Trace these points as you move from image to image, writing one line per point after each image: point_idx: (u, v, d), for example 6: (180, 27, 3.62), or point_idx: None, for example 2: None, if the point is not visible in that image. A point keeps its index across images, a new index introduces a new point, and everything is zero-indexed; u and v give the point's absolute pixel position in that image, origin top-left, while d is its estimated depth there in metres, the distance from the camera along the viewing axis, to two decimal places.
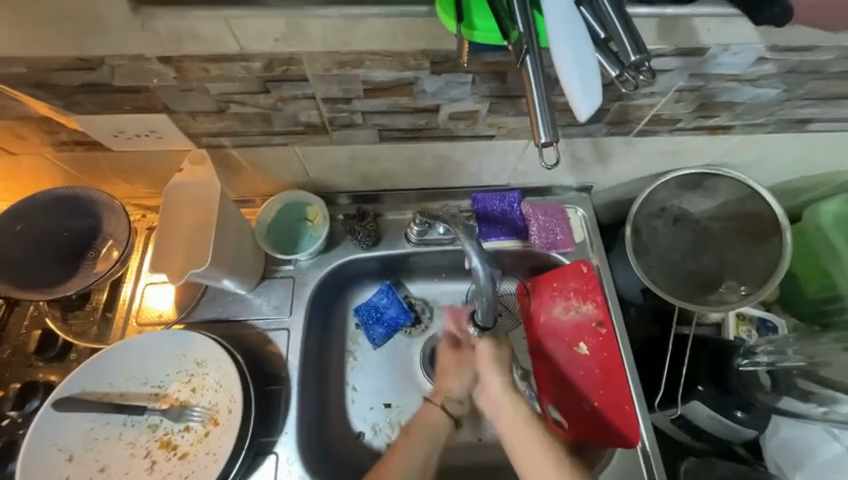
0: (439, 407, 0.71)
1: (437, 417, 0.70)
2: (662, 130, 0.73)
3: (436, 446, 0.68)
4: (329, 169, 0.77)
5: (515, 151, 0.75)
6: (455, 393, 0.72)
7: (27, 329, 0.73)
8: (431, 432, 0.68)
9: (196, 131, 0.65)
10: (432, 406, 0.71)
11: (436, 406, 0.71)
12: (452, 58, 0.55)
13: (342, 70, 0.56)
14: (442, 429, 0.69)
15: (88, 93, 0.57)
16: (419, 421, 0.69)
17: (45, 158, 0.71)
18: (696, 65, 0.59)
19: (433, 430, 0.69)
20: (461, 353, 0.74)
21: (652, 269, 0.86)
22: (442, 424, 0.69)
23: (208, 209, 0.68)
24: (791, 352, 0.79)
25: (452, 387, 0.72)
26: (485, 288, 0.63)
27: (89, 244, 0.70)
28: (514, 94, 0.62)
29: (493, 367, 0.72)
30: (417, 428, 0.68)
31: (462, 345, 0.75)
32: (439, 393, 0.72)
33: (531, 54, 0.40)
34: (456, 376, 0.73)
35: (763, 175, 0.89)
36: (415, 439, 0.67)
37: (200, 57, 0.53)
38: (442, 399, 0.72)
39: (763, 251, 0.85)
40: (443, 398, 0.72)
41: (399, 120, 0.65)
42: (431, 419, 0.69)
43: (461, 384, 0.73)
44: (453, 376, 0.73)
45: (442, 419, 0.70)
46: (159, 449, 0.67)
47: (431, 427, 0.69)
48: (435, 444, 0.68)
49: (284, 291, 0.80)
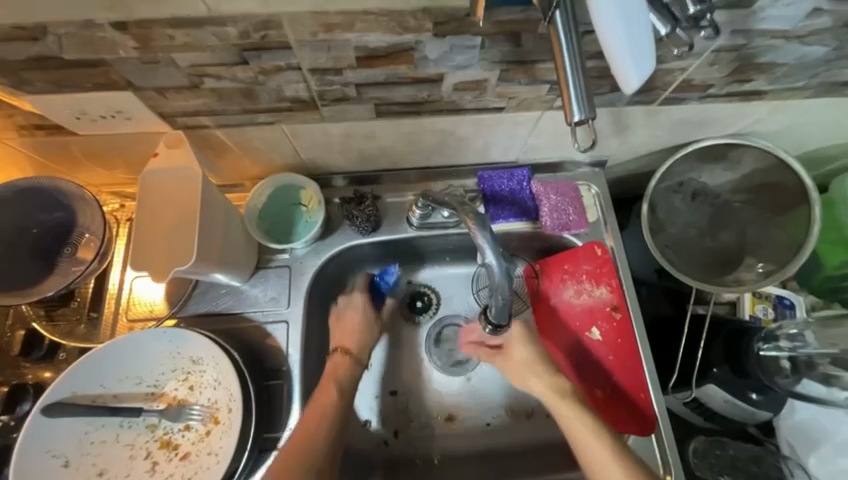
0: (349, 356, 0.73)
1: (348, 365, 0.72)
2: (691, 97, 0.65)
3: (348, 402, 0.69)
4: (322, 148, 0.70)
5: (526, 124, 0.68)
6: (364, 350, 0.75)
7: (10, 329, 0.69)
8: (346, 376, 0.71)
9: (170, 110, 0.58)
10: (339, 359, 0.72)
11: (345, 355, 0.73)
12: (460, 16, 0.47)
13: (331, 34, 0.48)
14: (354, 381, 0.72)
15: (38, 69, 0.49)
16: (334, 370, 0.71)
17: (5, 145, 0.64)
18: (740, 20, 0.51)
19: (347, 378, 0.71)
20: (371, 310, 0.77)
21: (670, 249, 0.81)
22: (351, 370, 0.72)
23: (191, 198, 0.62)
24: (811, 337, 0.76)
25: (362, 338, 0.75)
26: (501, 283, 0.57)
27: (64, 240, 0.64)
28: (530, 59, 0.54)
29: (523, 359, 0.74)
30: (330, 379, 0.70)
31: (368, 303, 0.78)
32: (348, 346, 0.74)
33: (561, 9, 0.35)
34: (367, 326, 0.76)
35: (794, 144, 0.82)
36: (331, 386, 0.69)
37: (161, 23, 0.45)
38: (353, 350, 0.74)
39: (788, 226, 0.80)
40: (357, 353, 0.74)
41: (397, 92, 0.58)
42: (343, 368, 0.71)
43: (372, 336, 0.76)
44: (363, 328, 0.75)
45: (350, 372, 0.72)
46: (159, 449, 0.64)
47: (346, 374, 0.71)
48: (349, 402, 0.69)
49: (280, 282, 0.76)
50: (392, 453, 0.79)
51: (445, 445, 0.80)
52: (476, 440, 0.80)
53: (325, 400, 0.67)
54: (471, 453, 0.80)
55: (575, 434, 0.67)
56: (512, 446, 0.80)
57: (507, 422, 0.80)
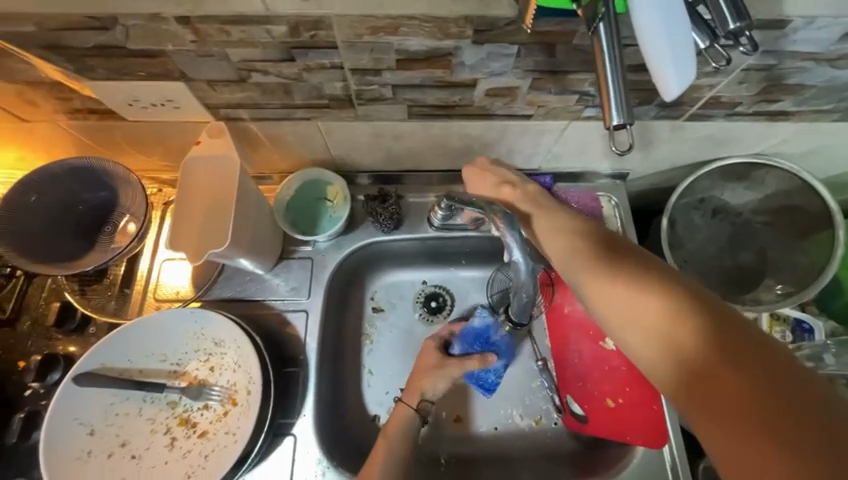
0: (410, 405, 0.69)
1: (409, 414, 0.68)
2: (717, 114, 0.66)
3: (409, 446, 0.66)
4: (351, 146, 0.73)
5: (552, 132, 0.70)
6: (430, 393, 0.71)
7: (46, 301, 0.73)
8: (406, 426, 0.67)
9: (215, 101, 0.61)
10: (403, 405, 0.69)
11: (408, 404, 0.69)
12: (500, 25, 0.49)
13: (375, 36, 0.50)
14: (412, 429, 0.68)
15: (101, 57, 0.53)
16: (394, 419, 0.68)
17: (58, 127, 0.68)
18: (772, 41, 0.52)
19: (407, 428, 0.67)
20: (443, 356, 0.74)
21: (686, 264, 0.81)
22: (412, 420, 0.68)
23: (228, 187, 0.66)
24: (831, 360, 0.75)
25: (429, 386, 0.71)
26: (525, 281, 0.60)
27: (106, 219, 0.68)
28: (562, 69, 0.56)
29: (569, 249, 0.57)
30: (392, 428, 0.67)
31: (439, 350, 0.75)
32: (412, 393, 0.71)
33: (606, 21, 0.35)
34: (437, 374, 0.72)
35: (818, 167, 0.82)
36: (391, 437, 0.66)
37: (220, 19, 0.48)
38: (416, 398, 0.70)
39: (809, 249, 0.80)
40: (416, 394, 0.71)
41: (431, 95, 0.60)
42: (404, 415, 0.68)
43: (440, 383, 0.72)
44: (434, 375, 0.72)
45: (412, 417, 0.68)
46: (178, 426, 0.67)
47: (406, 422, 0.68)
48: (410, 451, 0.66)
49: (302, 273, 0.78)
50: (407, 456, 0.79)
51: (451, 446, 0.80)
52: (482, 444, 0.80)
53: (382, 449, 0.64)
54: (479, 456, 0.80)
55: (654, 335, 0.48)
56: (519, 451, 0.80)
57: (515, 427, 0.81)
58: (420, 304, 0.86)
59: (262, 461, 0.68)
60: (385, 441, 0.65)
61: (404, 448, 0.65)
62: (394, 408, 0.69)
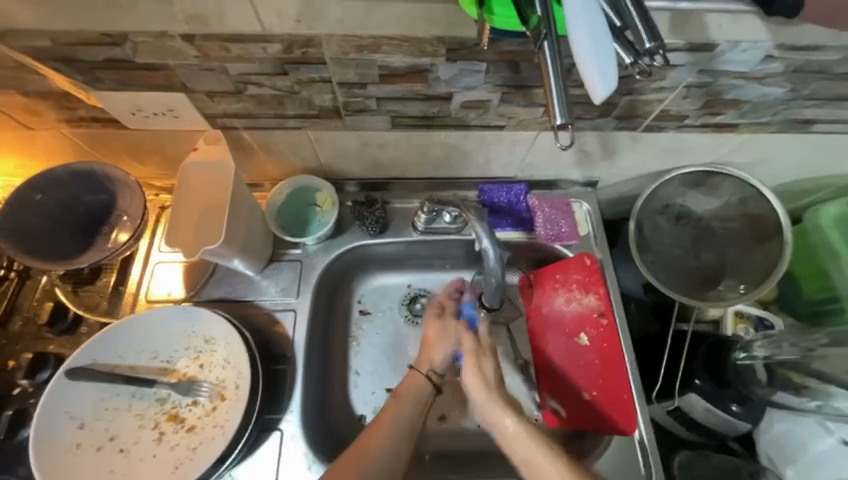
0: (423, 374, 0.75)
1: (421, 384, 0.74)
2: (670, 126, 0.74)
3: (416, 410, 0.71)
4: (340, 155, 0.78)
5: (524, 142, 0.77)
6: (438, 358, 0.76)
7: (39, 301, 0.75)
8: (415, 391, 0.73)
9: (213, 111, 0.67)
10: (416, 372, 0.75)
11: (421, 372, 0.75)
12: (469, 45, 0.56)
13: (360, 54, 0.57)
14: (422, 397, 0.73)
15: (111, 69, 0.58)
16: (407, 383, 0.74)
17: (61, 135, 0.72)
18: (705, 61, 0.60)
19: (417, 393, 0.73)
20: (445, 320, 0.79)
21: (654, 265, 0.86)
22: (423, 388, 0.74)
23: (222, 189, 0.71)
24: (787, 347, 0.79)
25: (438, 353, 0.76)
26: (493, 269, 0.68)
27: (103, 220, 0.72)
28: (526, 84, 0.63)
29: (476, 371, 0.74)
30: (403, 392, 0.73)
31: (447, 314, 0.79)
32: (426, 364, 0.76)
33: (549, 39, 0.41)
34: (443, 340, 0.77)
35: (768, 175, 0.89)
36: (402, 400, 0.72)
37: (220, 37, 0.54)
38: (427, 367, 0.76)
39: (763, 251, 0.85)
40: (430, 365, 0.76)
41: (412, 107, 0.67)
42: (415, 381, 0.74)
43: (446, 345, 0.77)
44: (439, 336, 0.77)
45: (423, 384, 0.74)
46: (167, 422, 0.69)
47: (416, 386, 0.74)
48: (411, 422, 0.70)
49: (291, 274, 0.81)
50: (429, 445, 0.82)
51: (437, 444, 0.82)
52: (467, 442, 0.82)
53: (391, 412, 0.70)
54: (463, 453, 0.82)
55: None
56: (500, 447, 0.82)
57: None
58: (405, 307, 0.89)
59: (248, 457, 0.70)
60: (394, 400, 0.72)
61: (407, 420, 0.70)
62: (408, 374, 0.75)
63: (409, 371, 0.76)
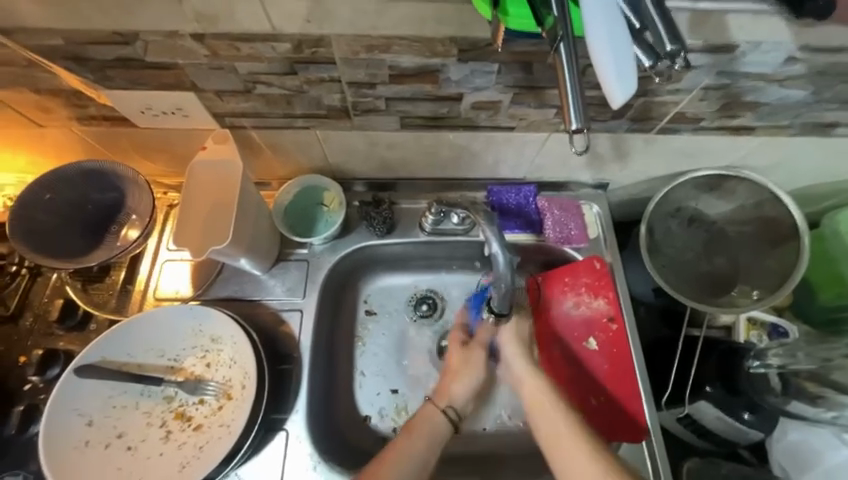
0: (441, 411, 0.72)
1: (437, 418, 0.71)
2: (685, 128, 0.72)
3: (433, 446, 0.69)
4: (348, 155, 0.78)
5: (534, 143, 0.75)
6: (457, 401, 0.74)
7: (49, 298, 0.76)
8: (432, 436, 0.69)
9: (221, 110, 0.67)
10: (434, 409, 0.72)
11: (439, 408, 0.73)
12: (481, 46, 0.55)
13: (370, 54, 0.56)
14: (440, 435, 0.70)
15: (121, 68, 0.58)
16: (419, 417, 0.71)
17: (71, 132, 0.72)
18: (724, 63, 0.58)
19: (433, 430, 0.70)
20: (469, 351, 0.78)
21: (665, 269, 0.84)
22: (442, 426, 0.71)
23: (231, 189, 0.71)
24: (803, 356, 0.78)
25: (457, 389, 0.75)
26: (503, 275, 0.67)
27: (113, 219, 0.72)
28: (539, 85, 0.62)
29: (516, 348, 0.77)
30: (418, 426, 0.70)
31: (471, 344, 0.79)
32: (443, 398, 0.74)
33: (565, 42, 0.40)
34: (467, 371, 0.77)
35: (785, 179, 0.87)
36: (415, 436, 0.68)
37: (231, 36, 0.54)
38: (445, 403, 0.74)
39: (778, 256, 0.83)
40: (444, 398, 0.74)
41: (422, 107, 0.66)
42: (429, 417, 0.71)
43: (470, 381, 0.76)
44: (463, 376, 0.76)
45: (440, 422, 0.71)
46: (174, 420, 0.69)
47: (430, 429, 0.70)
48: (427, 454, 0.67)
49: (297, 274, 0.81)
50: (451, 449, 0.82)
51: (450, 447, 0.82)
52: (471, 444, 0.82)
53: (404, 445, 0.67)
54: (467, 455, 0.82)
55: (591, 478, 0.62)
56: (505, 450, 0.82)
57: (503, 428, 0.83)
58: (411, 308, 0.88)
59: (254, 457, 0.70)
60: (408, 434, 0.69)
61: (422, 450, 0.67)
62: (421, 408, 0.73)
63: (426, 404, 0.74)
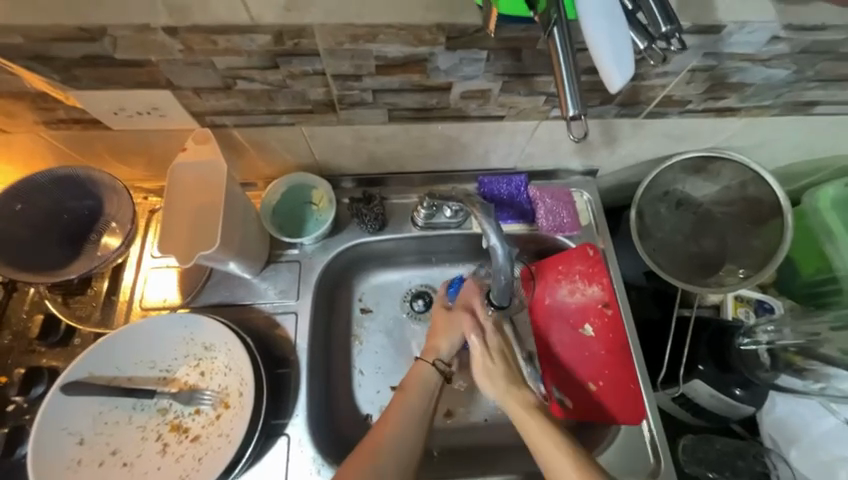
0: (429, 363, 0.74)
1: (424, 370, 0.73)
2: (671, 112, 0.73)
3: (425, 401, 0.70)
4: (335, 150, 0.75)
5: (525, 132, 0.74)
6: (444, 351, 0.76)
7: (28, 314, 0.72)
8: (422, 384, 0.72)
9: (200, 109, 0.64)
10: (422, 363, 0.74)
11: (427, 362, 0.74)
12: (470, 32, 0.54)
13: (355, 44, 0.54)
14: (431, 384, 0.72)
15: (89, 67, 0.55)
16: (413, 376, 0.73)
17: (39, 138, 0.68)
18: (711, 44, 0.59)
19: (424, 385, 0.72)
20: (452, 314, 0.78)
21: (655, 253, 0.85)
22: (430, 376, 0.73)
23: (216, 191, 0.68)
24: (789, 331, 0.80)
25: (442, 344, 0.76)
26: (503, 266, 0.67)
27: (91, 227, 0.69)
28: (528, 72, 0.61)
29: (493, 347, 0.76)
30: (410, 383, 0.72)
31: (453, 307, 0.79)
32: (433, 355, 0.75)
33: (558, 26, 0.41)
34: (447, 333, 0.77)
35: (768, 159, 0.89)
36: (409, 394, 0.70)
37: (207, 29, 0.51)
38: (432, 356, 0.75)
39: (764, 234, 0.84)
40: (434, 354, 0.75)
41: (409, 98, 0.64)
42: (422, 372, 0.73)
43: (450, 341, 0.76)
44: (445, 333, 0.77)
45: (430, 373, 0.73)
46: (170, 432, 0.67)
47: (422, 380, 0.72)
48: (416, 419, 0.68)
49: (289, 275, 0.79)
50: (448, 441, 0.81)
51: (444, 440, 0.81)
52: (473, 436, 0.82)
53: (398, 404, 0.69)
54: (470, 447, 0.81)
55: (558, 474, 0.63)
56: (509, 439, 0.82)
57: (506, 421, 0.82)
58: (407, 304, 0.87)
59: (256, 462, 0.68)
60: (402, 395, 0.70)
61: (425, 401, 0.70)
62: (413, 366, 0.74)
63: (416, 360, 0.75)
